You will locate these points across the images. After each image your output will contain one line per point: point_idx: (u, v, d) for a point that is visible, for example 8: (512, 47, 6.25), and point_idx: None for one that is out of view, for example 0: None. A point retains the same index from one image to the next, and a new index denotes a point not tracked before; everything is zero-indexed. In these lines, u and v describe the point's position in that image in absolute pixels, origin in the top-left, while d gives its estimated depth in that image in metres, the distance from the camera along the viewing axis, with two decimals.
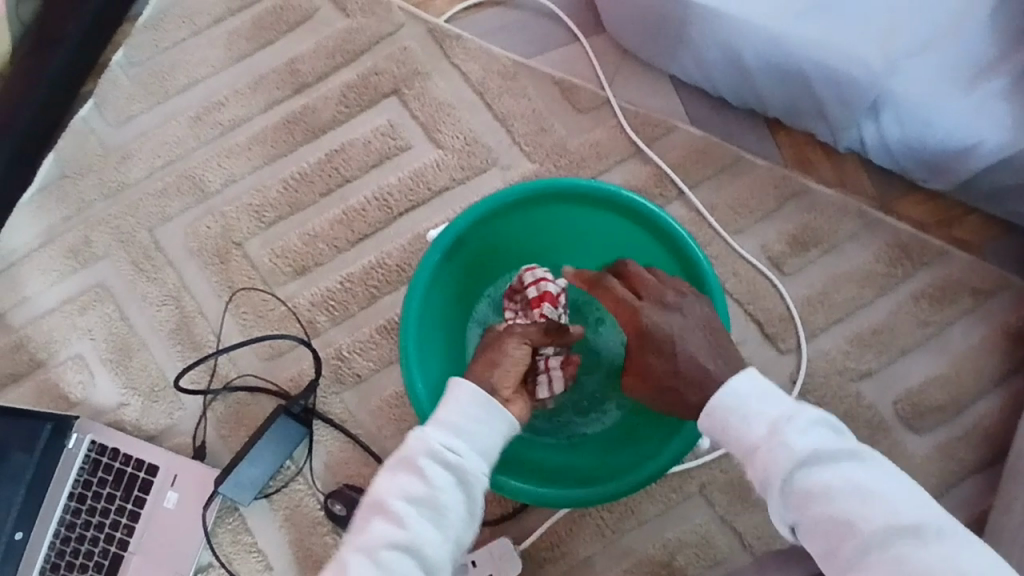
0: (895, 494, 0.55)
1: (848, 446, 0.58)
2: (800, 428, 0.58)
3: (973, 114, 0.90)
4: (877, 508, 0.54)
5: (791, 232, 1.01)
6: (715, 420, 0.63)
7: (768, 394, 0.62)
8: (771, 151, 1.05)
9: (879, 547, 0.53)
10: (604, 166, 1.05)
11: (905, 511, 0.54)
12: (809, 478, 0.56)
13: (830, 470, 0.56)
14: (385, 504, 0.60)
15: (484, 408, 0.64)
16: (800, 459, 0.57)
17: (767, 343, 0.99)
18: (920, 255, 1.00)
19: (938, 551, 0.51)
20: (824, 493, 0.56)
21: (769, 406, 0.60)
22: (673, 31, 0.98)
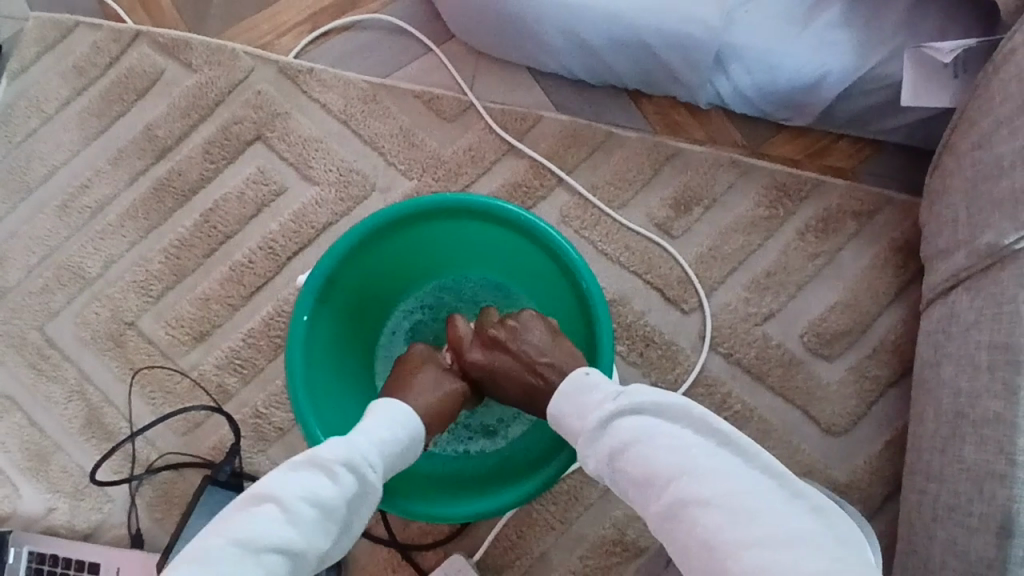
0: (663, 476, 0.58)
1: (633, 431, 0.61)
2: (587, 435, 0.64)
3: (810, 51, 0.93)
4: (651, 492, 0.59)
5: (672, 196, 1.03)
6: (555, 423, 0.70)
7: (574, 402, 0.67)
8: (638, 121, 1.05)
9: (664, 527, 0.59)
10: (481, 169, 1.05)
11: (669, 492, 0.57)
12: (610, 474, 0.63)
13: (616, 465, 0.62)
14: (280, 499, 0.58)
15: (398, 427, 0.67)
16: (602, 453, 0.63)
17: (670, 307, 1.01)
18: (798, 190, 1.02)
19: (693, 528, 0.56)
20: (622, 484, 0.62)
21: (574, 414, 0.66)
22: (514, 26, 0.98)
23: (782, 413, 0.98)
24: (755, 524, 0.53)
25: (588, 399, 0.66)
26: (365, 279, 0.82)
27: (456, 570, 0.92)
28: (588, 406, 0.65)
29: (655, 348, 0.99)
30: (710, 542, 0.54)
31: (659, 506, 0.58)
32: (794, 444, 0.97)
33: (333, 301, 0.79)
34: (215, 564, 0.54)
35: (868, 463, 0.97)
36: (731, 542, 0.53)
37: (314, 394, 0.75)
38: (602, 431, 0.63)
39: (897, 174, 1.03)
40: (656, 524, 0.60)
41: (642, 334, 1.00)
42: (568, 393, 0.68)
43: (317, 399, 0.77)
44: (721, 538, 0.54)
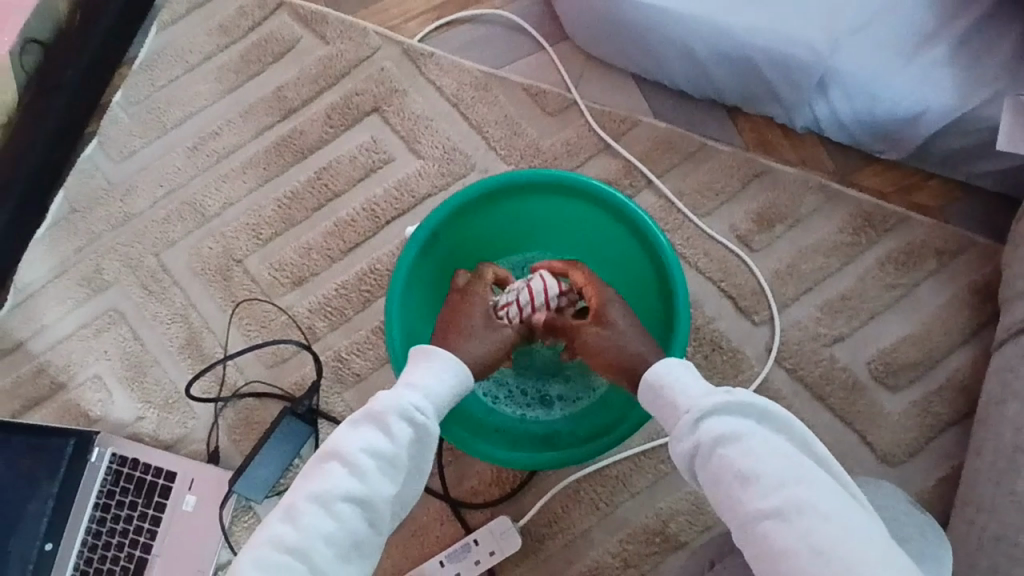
0: (771, 476, 0.62)
1: (743, 428, 0.65)
2: (694, 418, 0.67)
3: (913, 85, 0.96)
4: (754, 487, 0.62)
5: (756, 211, 1.07)
6: (648, 398, 0.73)
7: (680, 383, 0.70)
8: (731, 136, 1.10)
9: (757, 526, 0.61)
10: (576, 163, 1.11)
11: (779, 492, 0.61)
12: (704, 461, 0.66)
13: (719, 453, 0.65)
14: (344, 454, 0.63)
15: (446, 376, 0.71)
16: (704, 438, 0.66)
17: (740, 316, 1.04)
18: (882, 222, 1.05)
19: (800, 531, 0.58)
20: (716, 473, 0.65)
21: (677, 396, 0.70)
22: (629, 33, 1.05)
23: (839, 434, 0.99)
24: (863, 542, 0.57)
25: (692, 387, 0.70)
26: (466, 237, 0.88)
27: (500, 532, 0.96)
28: (693, 394, 0.69)
29: (720, 353, 1.02)
30: (814, 547, 0.57)
31: (762, 503, 0.61)
32: (847, 465, 0.99)
33: (433, 260, 0.86)
34: (294, 518, 0.60)
35: (919, 496, 0.97)
36: (839, 550, 0.56)
37: (407, 337, 0.83)
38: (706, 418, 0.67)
39: (985, 219, 1.04)
40: (743, 520, 0.62)
41: (709, 338, 1.03)
42: (672, 375, 0.72)
43: (408, 335, 0.84)
44: (828, 543, 0.57)
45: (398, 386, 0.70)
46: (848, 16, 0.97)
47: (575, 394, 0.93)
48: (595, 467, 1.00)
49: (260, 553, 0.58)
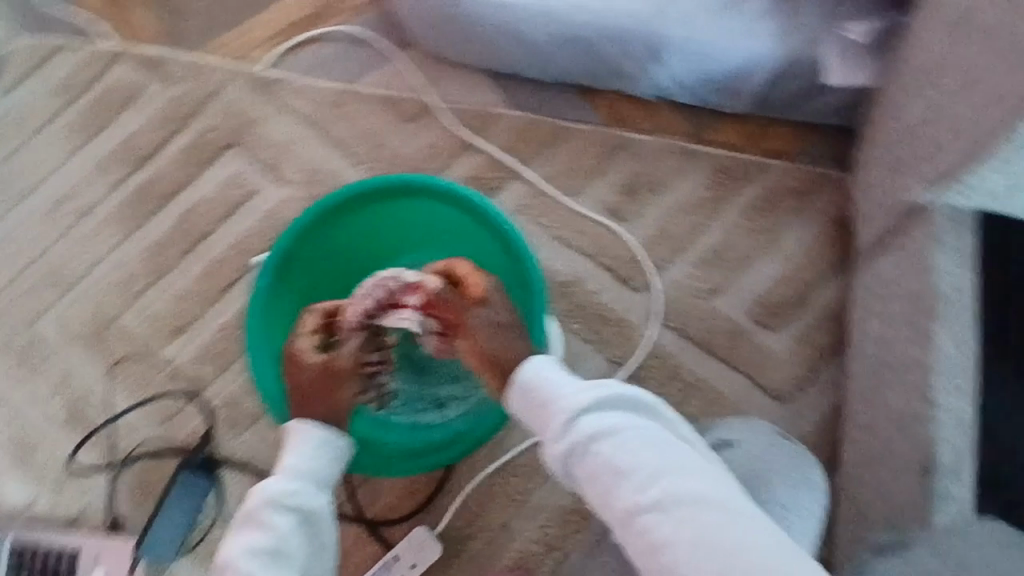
0: (648, 468, 0.58)
1: (618, 421, 0.62)
2: (567, 417, 0.64)
3: (735, 37, 0.99)
4: (633, 479, 0.58)
5: (620, 182, 1.09)
6: (521, 403, 0.69)
7: (552, 381, 0.68)
8: (588, 114, 1.12)
9: (637, 521, 0.56)
10: (441, 164, 1.11)
11: (655, 484, 0.57)
12: (581, 459, 0.62)
13: (595, 448, 0.61)
14: (230, 568, 0.58)
15: (313, 445, 0.68)
16: (580, 436, 0.62)
17: (621, 285, 1.06)
18: (738, 173, 1.09)
19: (679, 523, 0.55)
20: (593, 470, 0.61)
21: (549, 395, 0.67)
22: (465, 30, 1.06)
23: (733, 383, 1.02)
24: (742, 524, 0.54)
25: (566, 385, 0.67)
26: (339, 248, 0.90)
27: (419, 541, 0.97)
28: (563, 392, 0.66)
29: (608, 324, 1.04)
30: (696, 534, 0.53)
31: (642, 495, 0.57)
32: (744, 410, 1.01)
33: (300, 275, 0.89)
34: None
35: (815, 426, 1.00)
36: (719, 538, 0.53)
37: (273, 350, 0.87)
38: (580, 416, 0.63)
39: (833, 155, 1.09)
40: (622, 516, 0.58)
41: (594, 312, 1.05)
42: (544, 374, 0.69)
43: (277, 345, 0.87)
44: (708, 532, 0.53)
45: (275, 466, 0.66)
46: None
47: (464, 392, 0.91)
48: (504, 460, 1.00)
49: None
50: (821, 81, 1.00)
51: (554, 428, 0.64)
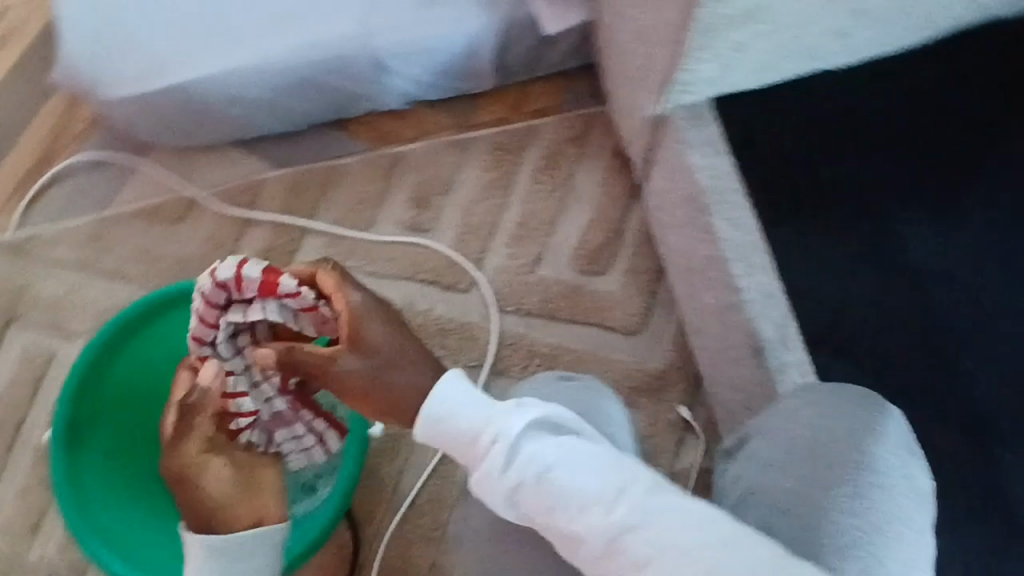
0: (609, 488, 0.52)
1: (562, 443, 0.54)
2: (503, 447, 0.53)
3: (448, 23, 1.00)
4: (602, 498, 0.52)
5: (410, 196, 1.08)
6: (433, 442, 0.57)
7: (472, 407, 0.56)
8: (352, 145, 1.10)
9: (623, 549, 0.50)
10: (227, 251, 1.04)
11: (622, 503, 0.51)
12: (533, 492, 0.53)
13: (545, 478, 0.53)
14: None
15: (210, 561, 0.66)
16: (524, 466, 0.53)
17: (451, 292, 1.05)
18: (514, 144, 1.10)
19: (659, 539, 0.49)
20: (550, 501, 0.53)
21: (471, 427, 0.55)
22: (194, 114, 1.02)
23: (586, 339, 1.03)
24: (721, 525, 0.50)
25: (473, 408, 0.56)
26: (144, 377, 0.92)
27: None
28: (487, 417, 0.55)
29: (452, 335, 1.03)
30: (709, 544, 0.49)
31: (625, 515, 0.51)
32: (607, 358, 1.03)
33: (107, 406, 0.90)
34: None
35: (673, 344, 1.04)
36: (708, 543, 0.49)
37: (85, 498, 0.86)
38: (517, 445, 0.54)
39: (591, 92, 1.12)
40: (608, 551, 0.51)
41: (436, 329, 1.03)
42: (454, 400, 0.56)
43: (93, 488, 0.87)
44: (693, 540, 0.49)
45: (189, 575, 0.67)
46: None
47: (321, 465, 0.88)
48: (406, 505, 0.99)
49: None
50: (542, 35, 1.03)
51: (488, 462, 0.53)
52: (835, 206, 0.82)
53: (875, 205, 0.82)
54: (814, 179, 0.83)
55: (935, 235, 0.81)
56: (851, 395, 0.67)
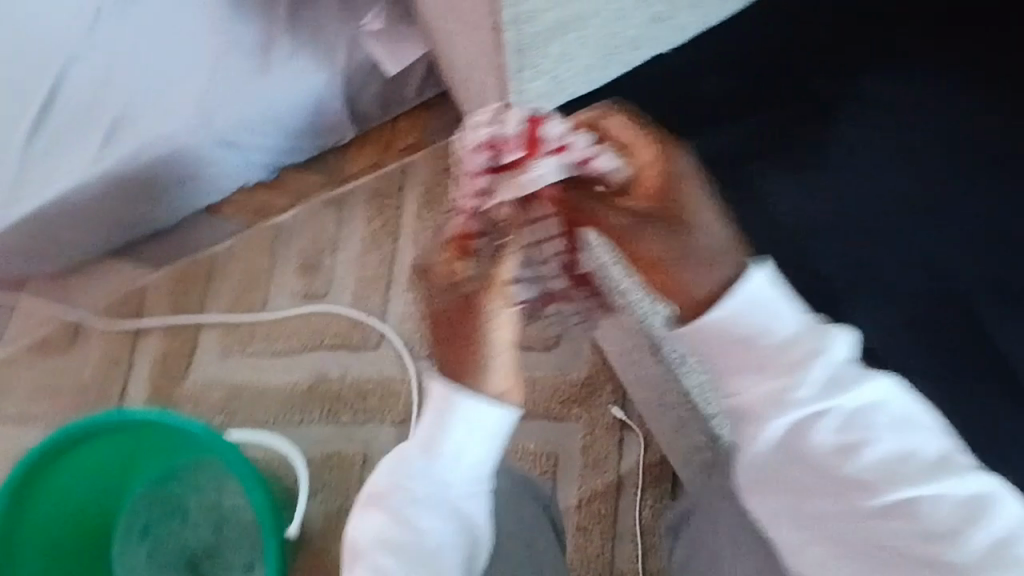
0: (898, 459, 0.44)
1: (863, 384, 0.45)
2: (800, 390, 0.45)
3: (285, 88, 0.98)
4: (849, 435, 0.44)
5: (297, 263, 1.05)
6: (705, 340, 0.46)
7: (773, 310, 0.45)
8: (229, 226, 1.07)
9: (844, 497, 0.45)
10: (126, 366, 1.01)
11: (921, 471, 0.44)
12: (826, 422, 0.45)
13: (851, 414, 0.45)
14: None
15: None
16: (820, 411, 0.45)
17: (359, 351, 1.02)
18: (392, 186, 1.08)
19: (948, 514, 0.43)
20: (813, 445, 0.45)
21: (772, 335, 0.45)
22: (52, 236, 0.99)
23: None
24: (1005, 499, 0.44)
25: (787, 310, 0.46)
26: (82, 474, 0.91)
27: None
28: (774, 334, 0.45)
29: (370, 394, 1.00)
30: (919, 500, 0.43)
31: (862, 466, 0.44)
32: None
33: (36, 513, 0.89)
34: None
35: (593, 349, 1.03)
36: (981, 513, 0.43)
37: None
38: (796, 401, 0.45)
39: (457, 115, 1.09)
40: (778, 466, 0.46)
41: (353, 391, 1.00)
42: (760, 296, 0.45)
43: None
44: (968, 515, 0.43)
45: None
46: (182, 36, 0.94)
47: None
48: None
49: None
50: (389, 77, 1.03)
51: (799, 379, 0.45)
52: None
53: None
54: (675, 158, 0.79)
55: None
56: None
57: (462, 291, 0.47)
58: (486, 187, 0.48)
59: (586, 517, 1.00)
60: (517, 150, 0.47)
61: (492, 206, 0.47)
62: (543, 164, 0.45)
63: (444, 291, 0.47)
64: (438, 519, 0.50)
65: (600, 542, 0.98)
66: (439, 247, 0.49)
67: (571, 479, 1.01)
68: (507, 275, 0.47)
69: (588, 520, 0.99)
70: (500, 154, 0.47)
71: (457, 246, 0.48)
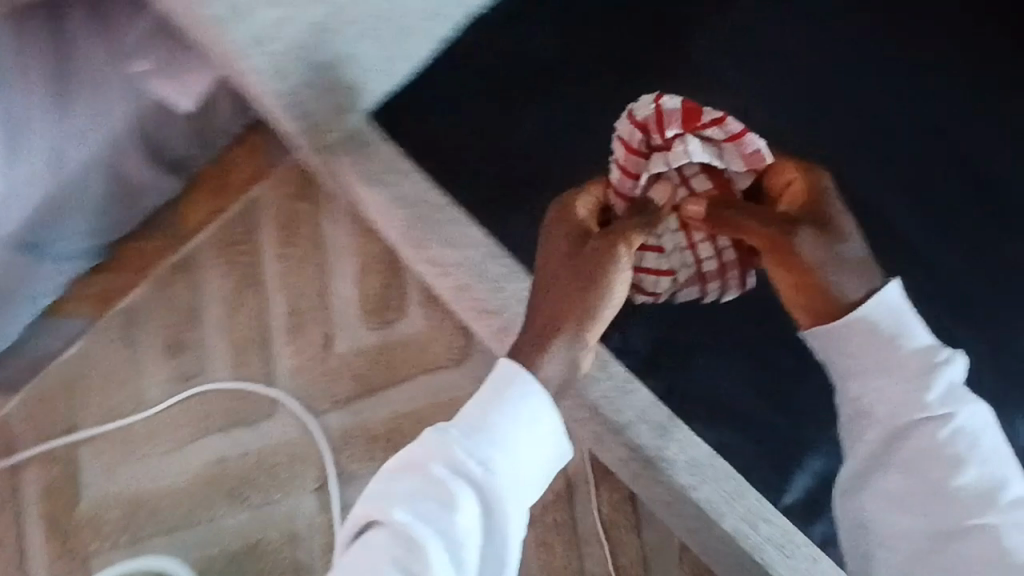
0: (980, 472, 0.49)
1: (970, 421, 0.50)
2: (921, 368, 0.50)
3: (70, 165, 0.76)
4: (952, 454, 0.49)
5: (162, 346, 0.93)
6: (832, 338, 0.52)
7: (907, 332, 0.51)
8: (76, 324, 0.95)
9: (926, 506, 0.49)
10: (11, 508, 0.91)
11: (987, 487, 0.48)
12: (931, 439, 0.49)
13: (953, 430, 0.49)
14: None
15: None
16: (926, 403, 0.50)
17: (254, 424, 0.92)
18: (242, 232, 0.95)
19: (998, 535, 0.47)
20: (916, 452, 0.49)
21: (892, 337, 0.51)
22: None
23: (418, 395, 0.92)
24: None
25: (916, 329, 0.51)
26: None
27: None
28: (904, 360, 0.50)
29: (277, 466, 0.91)
30: (1011, 535, 0.47)
31: (960, 486, 0.48)
32: (447, 402, 0.92)
33: None
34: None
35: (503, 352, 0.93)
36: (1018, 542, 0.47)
37: None
38: (930, 369, 0.50)
39: None
40: (873, 457, 0.51)
41: (258, 468, 0.91)
42: (897, 313, 0.52)
43: None
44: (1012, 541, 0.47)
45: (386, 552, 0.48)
46: None
47: None
48: None
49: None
50: (194, 117, 0.85)
51: (930, 382, 0.50)
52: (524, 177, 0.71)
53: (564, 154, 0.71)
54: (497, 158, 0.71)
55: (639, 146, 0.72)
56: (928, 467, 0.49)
57: (612, 235, 0.55)
58: (632, 164, 0.59)
59: (544, 532, 0.92)
60: (666, 131, 0.58)
61: (649, 194, 0.58)
62: (690, 145, 0.57)
63: (584, 240, 0.56)
64: (467, 511, 0.49)
65: (566, 553, 0.91)
66: (576, 203, 0.59)
67: None
68: (653, 198, 0.58)
69: (548, 534, 0.92)
70: (641, 136, 0.60)
71: (596, 218, 0.59)
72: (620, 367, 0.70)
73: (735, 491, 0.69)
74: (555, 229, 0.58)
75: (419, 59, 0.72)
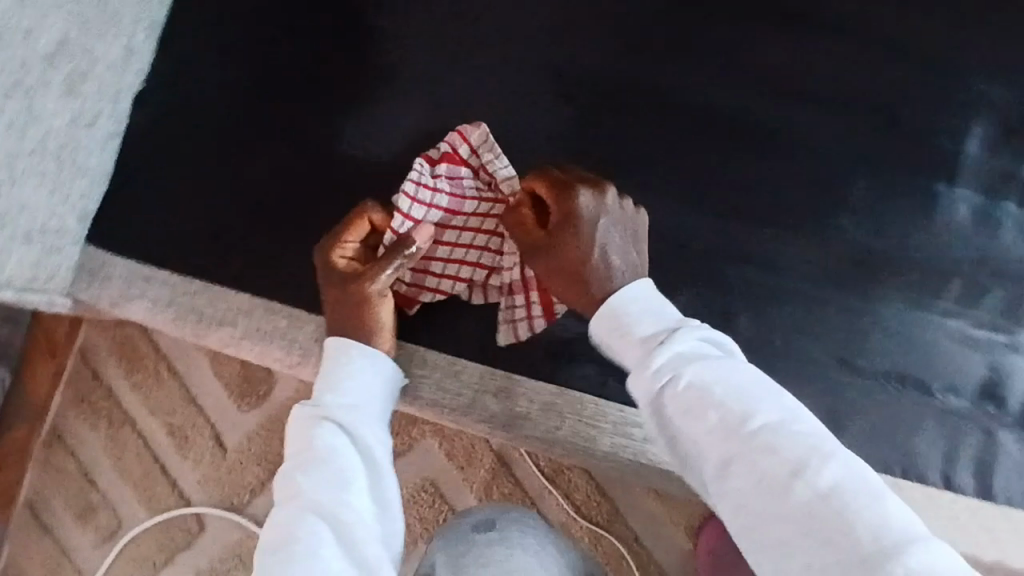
0: (730, 413, 0.46)
1: (703, 369, 0.48)
2: (648, 345, 0.52)
3: None
4: (694, 406, 0.47)
5: (78, 518, 0.94)
6: (605, 329, 0.56)
7: (634, 317, 0.54)
8: None
9: (705, 458, 0.47)
10: None
11: (742, 429, 0.45)
12: (673, 395, 0.49)
13: (684, 380, 0.48)
14: (324, 509, 0.53)
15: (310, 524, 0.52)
16: (658, 366, 0.50)
17: (192, 544, 0.92)
18: (91, 380, 0.94)
19: (766, 472, 0.44)
20: (669, 415, 0.49)
21: (630, 321, 0.54)
22: None
23: None
24: (818, 451, 0.43)
25: (649, 318, 0.54)
26: None
27: None
28: (634, 339, 0.53)
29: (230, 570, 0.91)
30: (761, 460, 0.44)
31: (711, 428, 0.46)
32: None
33: None
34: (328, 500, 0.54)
35: None
36: (781, 469, 0.43)
37: None
38: (654, 340, 0.52)
39: None
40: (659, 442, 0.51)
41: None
42: (631, 306, 0.55)
43: None
44: (777, 469, 0.43)
45: (306, 473, 0.55)
46: None
47: None
48: None
49: (375, 524, 0.54)
50: None
51: (663, 339, 0.51)
52: (266, 226, 0.69)
53: (293, 187, 0.70)
54: (234, 223, 0.70)
55: (362, 143, 0.71)
56: (679, 419, 0.48)
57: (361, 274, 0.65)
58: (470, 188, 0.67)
59: None
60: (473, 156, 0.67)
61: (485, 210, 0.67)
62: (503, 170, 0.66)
63: (346, 282, 0.65)
64: (331, 438, 0.57)
65: None
66: (337, 245, 0.66)
67: (460, 489, 0.93)
68: (413, 236, 0.64)
69: None
70: (454, 170, 0.66)
71: (363, 254, 0.67)
72: (438, 354, 0.69)
73: (594, 413, 0.68)
74: (321, 269, 0.66)
75: (101, 167, 0.69)
